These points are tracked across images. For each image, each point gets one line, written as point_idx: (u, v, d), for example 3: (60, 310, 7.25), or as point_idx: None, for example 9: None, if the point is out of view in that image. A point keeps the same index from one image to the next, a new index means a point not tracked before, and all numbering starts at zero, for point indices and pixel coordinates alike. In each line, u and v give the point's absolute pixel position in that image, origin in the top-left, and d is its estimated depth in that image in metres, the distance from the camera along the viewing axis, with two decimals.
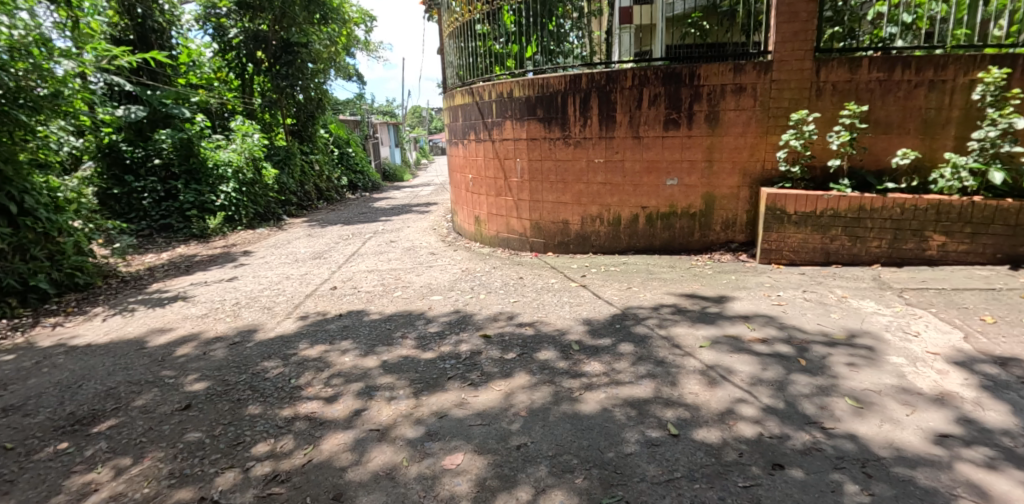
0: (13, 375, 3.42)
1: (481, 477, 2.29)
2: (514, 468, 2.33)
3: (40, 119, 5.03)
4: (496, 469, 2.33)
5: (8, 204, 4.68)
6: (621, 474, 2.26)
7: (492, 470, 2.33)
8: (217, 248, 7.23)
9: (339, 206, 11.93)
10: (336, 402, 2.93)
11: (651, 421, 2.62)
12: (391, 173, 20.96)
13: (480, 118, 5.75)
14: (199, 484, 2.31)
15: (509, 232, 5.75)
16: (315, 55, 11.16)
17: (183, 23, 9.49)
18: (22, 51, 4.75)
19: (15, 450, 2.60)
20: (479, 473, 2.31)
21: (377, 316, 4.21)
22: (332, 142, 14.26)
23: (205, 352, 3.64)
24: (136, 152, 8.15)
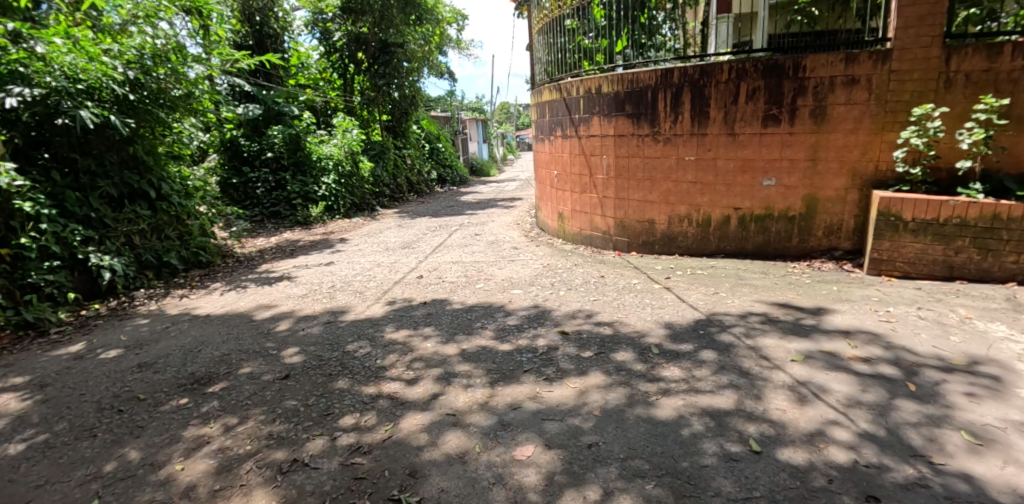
0: (148, 336, 3.97)
1: (550, 471, 2.31)
2: (583, 467, 2.32)
3: (176, 116, 5.75)
4: (565, 465, 2.34)
5: (149, 190, 5.46)
6: (694, 486, 2.16)
7: (561, 465, 2.34)
8: (318, 234, 7.87)
9: (429, 199, 12.46)
10: (417, 385, 3.08)
11: (731, 434, 2.48)
12: (478, 167, 21.57)
13: (567, 114, 5.73)
14: (292, 447, 2.54)
15: (593, 230, 5.67)
16: (411, 55, 11.59)
17: (294, 28, 10.39)
18: (162, 57, 5.38)
19: (146, 401, 3.02)
20: (547, 467, 2.33)
21: (458, 306, 4.36)
22: (423, 137, 14.95)
23: (302, 329, 4.00)
24: (252, 146, 9.19)
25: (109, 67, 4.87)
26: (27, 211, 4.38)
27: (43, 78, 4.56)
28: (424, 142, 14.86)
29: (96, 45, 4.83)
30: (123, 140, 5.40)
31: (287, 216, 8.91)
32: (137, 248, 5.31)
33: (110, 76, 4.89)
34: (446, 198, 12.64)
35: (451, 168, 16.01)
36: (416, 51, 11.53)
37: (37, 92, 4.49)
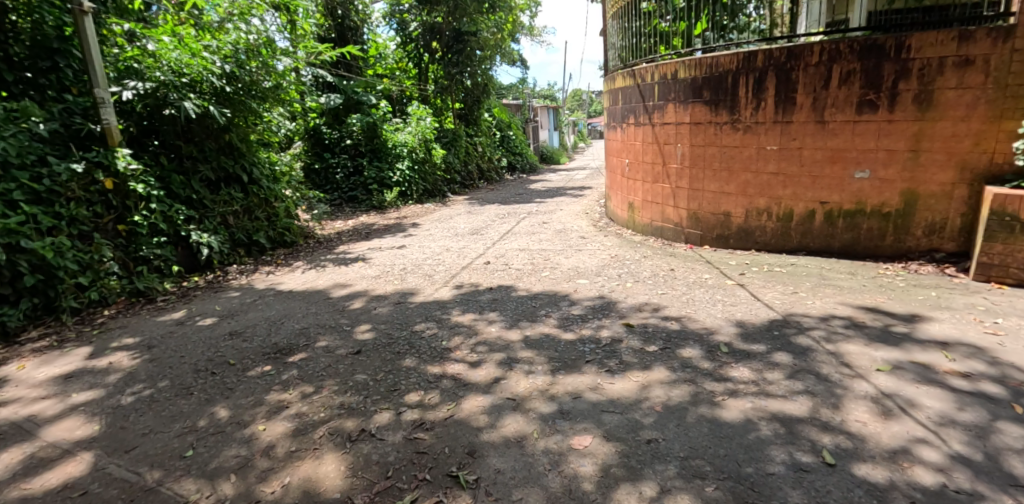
0: (239, 306, 4.39)
1: (606, 463, 2.28)
2: (641, 462, 2.27)
3: (266, 107, 6.22)
4: (622, 459, 2.30)
5: (241, 174, 6.04)
6: (757, 493, 2.06)
7: (619, 459, 2.30)
8: (391, 218, 8.23)
9: (499, 186, 12.62)
10: (479, 368, 3.16)
11: (803, 443, 2.33)
12: (548, 154, 21.47)
13: (641, 101, 5.56)
14: (361, 418, 2.65)
15: (664, 221, 5.49)
16: (483, 43, 11.59)
17: (373, 20, 11.02)
18: (255, 52, 5.87)
19: (236, 366, 3.29)
20: (604, 458, 2.30)
21: (523, 293, 4.41)
22: (495, 125, 15.10)
23: (373, 308, 4.23)
24: (333, 134, 9.90)
25: (208, 62, 5.38)
26: (140, 192, 4.95)
27: (154, 73, 5.23)
28: (495, 129, 15.00)
29: (197, 42, 5.41)
30: (220, 129, 5.88)
31: (364, 201, 9.40)
32: (232, 227, 5.86)
33: (210, 70, 5.42)
34: (516, 185, 12.73)
35: (522, 156, 16.06)
36: (488, 39, 11.56)
37: (148, 85, 5.13)
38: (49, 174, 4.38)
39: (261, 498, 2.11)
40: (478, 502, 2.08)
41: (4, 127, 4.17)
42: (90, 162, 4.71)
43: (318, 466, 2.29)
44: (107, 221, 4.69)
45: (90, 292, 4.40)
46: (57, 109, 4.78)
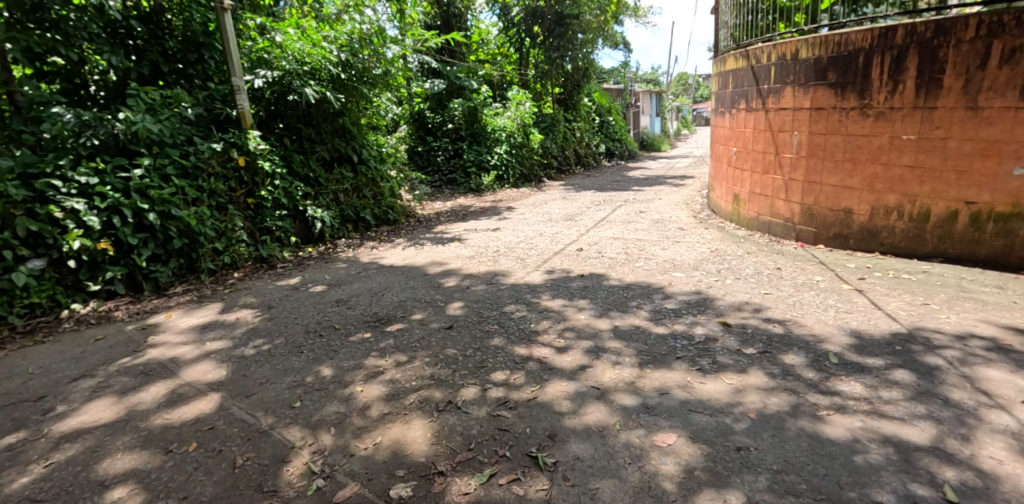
0: (347, 277, 4.76)
1: (689, 464, 1.92)
2: (728, 469, 1.89)
3: (376, 92, 6.64)
4: (708, 462, 1.93)
5: (352, 155, 6.53)
6: None
7: (705, 462, 1.93)
8: (487, 201, 8.43)
9: (595, 173, 12.36)
10: (566, 354, 2.77)
11: (920, 475, 1.85)
12: (649, 142, 20.63)
13: (754, 84, 5.17)
14: (448, 389, 2.47)
15: (773, 216, 5.09)
16: (586, 26, 11.41)
17: (477, 7, 11.34)
18: (367, 40, 6.26)
19: (341, 330, 3.41)
20: (688, 459, 1.95)
21: (616, 283, 3.89)
22: (593, 110, 14.80)
23: (468, 286, 4.08)
24: (436, 118, 10.21)
25: (327, 51, 5.88)
26: (267, 170, 5.58)
27: (280, 63, 5.76)
28: (594, 115, 14.69)
29: (317, 33, 5.90)
30: (335, 113, 6.40)
31: (462, 183, 9.76)
32: (343, 204, 6.36)
33: (328, 58, 5.91)
34: (613, 172, 12.38)
35: (620, 142, 15.59)
36: (591, 22, 11.35)
37: (275, 74, 5.69)
38: (195, 153, 5.12)
39: (354, 452, 2.08)
40: (555, 486, 1.84)
41: (162, 112, 4.99)
42: (227, 142, 5.41)
43: (406, 430, 2.19)
44: (239, 194, 5.36)
45: (224, 256, 5.05)
46: (203, 97, 5.61)
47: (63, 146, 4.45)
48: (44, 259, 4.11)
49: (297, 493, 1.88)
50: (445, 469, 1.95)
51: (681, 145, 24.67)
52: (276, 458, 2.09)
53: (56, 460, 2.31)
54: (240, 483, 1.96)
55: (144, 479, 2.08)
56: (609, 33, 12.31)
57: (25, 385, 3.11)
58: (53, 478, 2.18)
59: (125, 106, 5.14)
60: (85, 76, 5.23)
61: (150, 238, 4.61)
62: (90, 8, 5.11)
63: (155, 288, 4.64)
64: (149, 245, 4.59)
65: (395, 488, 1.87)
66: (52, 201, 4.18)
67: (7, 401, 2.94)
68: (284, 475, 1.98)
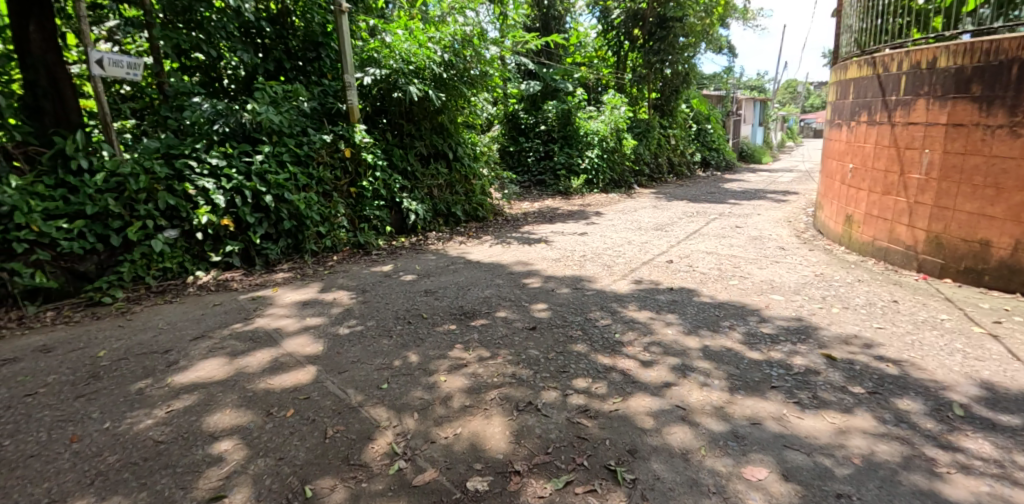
0: (436, 269, 4.94)
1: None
2: None
3: (474, 92, 6.83)
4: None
5: (448, 151, 6.76)
6: None
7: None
8: (575, 205, 8.38)
9: (687, 183, 11.90)
10: (650, 368, 2.69)
11: None
12: (748, 153, 19.51)
13: (880, 95, 4.72)
14: (529, 390, 2.49)
15: (892, 242, 4.62)
16: (689, 29, 10.97)
17: (578, 9, 11.41)
18: (469, 41, 6.42)
19: (428, 320, 3.53)
20: (779, 498, 1.81)
21: (708, 299, 3.72)
22: (690, 116, 14.27)
23: (552, 289, 4.08)
24: (529, 119, 10.36)
25: (431, 51, 6.09)
26: (370, 162, 5.91)
27: (388, 62, 6.10)
28: (691, 122, 14.14)
29: (424, 34, 6.16)
30: (436, 111, 6.64)
31: (551, 185, 9.78)
32: (436, 199, 6.60)
33: (432, 58, 6.14)
34: (708, 183, 11.83)
35: (717, 151, 14.89)
36: (695, 25, 10.92)
37: (383, 72, 6.04)
38: (309, 143, 5.55)
39: (435, 439, 2.15)
40: None
41: (283, 105, 5.48)
42: (336, 134, 5.82)
43: (486, 425, 2.23)
44: (344, 183, 5.73)
45: (326, 240, 5.41)
46: (318, 92, 6.08)
47: (199, 131, 5.02)
48: (177, 230, 4.65)
49: (381, 470, 1.98)
50: (522, 469, 1.96)
51: (785, 158, 23.08)
52: (363, 434, 2.21)
53: (175, 407, 2.60)
54: (330, 452, 2.09)
55: (247, 436, 2.27)
56: (715, 37, 11.73)
57: (155, 338, 3.53)
58: (173, 423, 2.45)
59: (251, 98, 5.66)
60: (220, 70, 5.89)
61: (264, 218, 5.06)
62: (228, 10, 5.66)
63: (265, 264, 5.07)
64: (263, 224, 5.04)
65: (472, 480, 1.91)
66: (188, 179, 4.73)
67: (140, 350, 3.36)
68: (369, 451, 2.09)
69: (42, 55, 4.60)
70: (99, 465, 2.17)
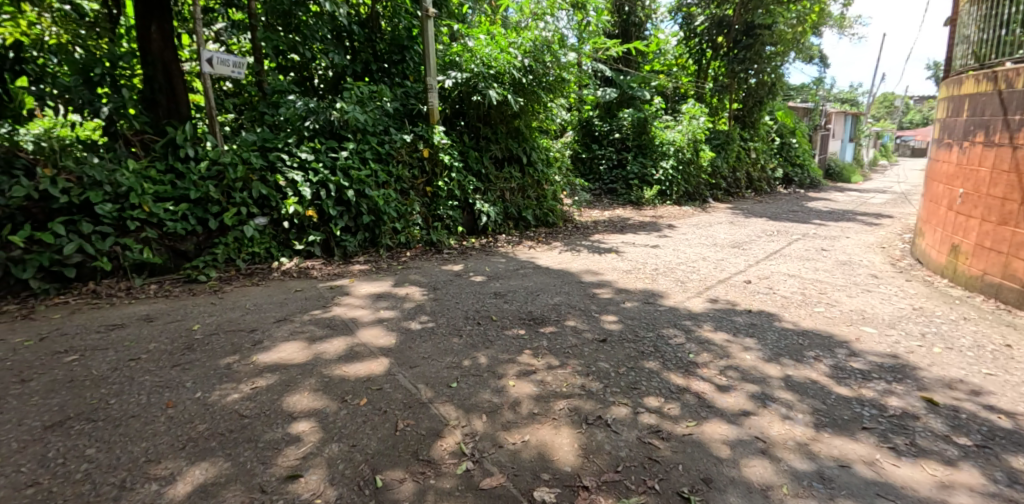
0: (505, 271, 4.98)
1: None
2: None
3: (552, 98, 6.78)
4: None
5: (522, 156, 6.80)
6: None
7: None
8: (646, 216, 8.19)
9: (767, 199, 11.31)
10: (727, 393, 2.57)
11: None
12: (835, 171, 18.29)
13: (1002, 115, 4.25)
14: (599, 404, 2.45)
15: (1007, 279, 4.14)
16: (778, 37, 10.29)
17: (660, 15, 11.15)
18: (549, 47, 6.44)
19: (497, 323, 3.56)
20: None
21: (790, 326, 3.51)
22: (773, 129, 13.58)
23: (623, 301, 4.00)
24: (603, 127, 10.27)
25: (512, 56, 6.17)
26: (446, 163, 6.05)
27: (469, 65, 6.26)
28: (774, 135, 13.44)
29: (505, 40, 6.25)
30: (512, 115, 6.70)
31: (622, 194, 9.63)
32: (507, 202, 6.66)
33: (513, 63, 6.20)
34: (790, 201, 11.18)
35: (801, 167, 14.05)
36: (785, 33, 10.17)
37: (464, 76, 6.18)
38: (390, 142, 5.77)
39: (503, 444, 2.16)
40: None
41: (368, 104, 5.73)
42: (416, 135, 6.01)
43: (554, 435, 2.22)
44: (420, 182, 5.91)
45: (401, 236, 5.60)
46: (400, 93, 6.30)
47: (292, 127, 5.38)
48: (266, 218, 4.97)
49: (449, 469, 2.02)
50: (590, 485, 1.93)
51: (877, 178, 21.43)
52: (432, 430, 2.26)
53: (259, 385, 2.77)
54: (400, 445, 2.16)
55: (323, 419, 2.39)
56: (809, 46, 10.83)
57: (243, 317, 3.79)
58: (256, 399, 2.62)
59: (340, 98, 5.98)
60: (312, 71, 6.28)
61: (345, 212, 5.31)
62: (325, 15, 6.16)
63: (343, 256, 5.31)
64: (344, 217, 5.29)
65: (539, 490, 1.90)
66: (280, 171, 5.05)
67: (230, 327, 3.61)
68: (437, 448, 2.14)
69: (160, 54, 5.07)
70: (191, 432, 2.36)
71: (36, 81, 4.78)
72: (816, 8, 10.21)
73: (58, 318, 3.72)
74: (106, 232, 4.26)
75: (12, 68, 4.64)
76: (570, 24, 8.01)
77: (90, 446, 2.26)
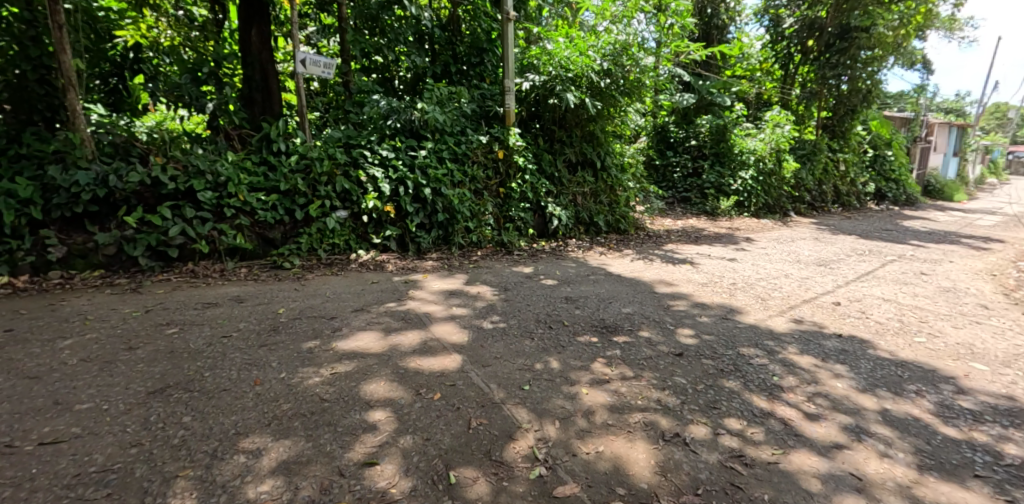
0: (576, 276, 4.94)
1: None
2: None
3: (627, 101, 6.58)
4: None
5: (596, 160, 6.73)
6: None
7: None
8: (722, 227, 7.87)
9: (856, 215, 10.55)
10: (816, 422, 2.42)
11: None
12: (934, 188, 16.77)
13: None
14: (677, 421, 2.37)
15: None
16: (877, 40, 9.54)
17: (744, 17, 10.68)
18: (630, 48, 6.32)
19: (569, 328, 3.54)
20: None
21: (886, 355, 3.25)
22: (865, 140, 12.66)
23: (699, 315, 3.86)
24: (679, 133, 10.01)
25: (591, 59, 6.11)
26: (519, 165, 6.09)
27: (546, 68, 6.30)
28: (866, 146, 12.52)
29: (585, 43, 6.20)
30: (588, 119, 6.63)
31: (697, 204, 9.32)
32: (579, 206, 6.61)
33: (591, 66, 6.14)
34: (883, 218, 10.36)
35: (896, 182, 12.98)
36: (885, 35, 9.43)
37: (542, 78, 6.23)
38: (466, 143, 5.91)
39: (577, 453, 2.15)
40: None
41: (447, 105, 5.88)
42: (491, 136, 6.11)
43: (630, 449, 2.18)
44: (494, 183, 5.99)
45: (473, 235, 5.69)
46: (477, 95, 6.41)
47: (374, 125, 5.62)
48: (347, 211, 5.21)
49: (521, 472, 2.03)
50: None
51: (985, 197, 19.41)
52: (505, 432, 2.28)
53: (339, 371, 2.91)
54: (473, 443, 2.20)
55: (398, 410, 2.47)
56: (913, 50, 10.01)
57: (324, 304, 4.00)
58: (336, 385, 2.75)
59: (420, 98, 6.18)
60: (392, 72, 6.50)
61: (421, 208, 5.47)
62: (409, 19, 6.38)
63: (417, 251, 5.46)
64: (419, 214, 5.45)
65: None
66: (362, 167, 5.28)
67: (312, 313, 3.82)
68: (510, 450, 2.15)
69: (258, 54, 5.43)
70: (276, 410, 2.51)
71: (151, 79, 5.34)
72: (922, 8, 9.40)
73: (162, 293, 4.08)
74: (205, 217, 4.63)
75: (132, 67, 5.24)
76: (650, 27, 7.87)
77: (186, 414, 2.46)
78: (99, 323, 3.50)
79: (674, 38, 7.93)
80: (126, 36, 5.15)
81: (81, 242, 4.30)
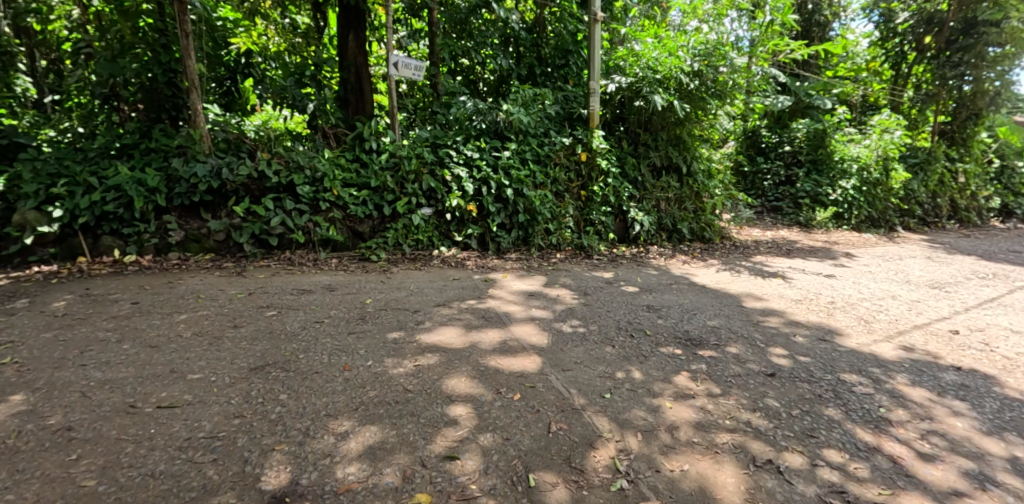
0: (658, 285, 4.81)
1: None
2: None
3: (716, 103, 6.26)
4: None
5: (682, 165, 6.50)
6: None
7: None
8: (818, 240, 7.35)
9: (977, 233, 9.45)
10: (932, 464, 2.20)
11: None
12: None
13: None
14: (770, 447, 2.25)
15: None
16: (1010, 35, 8.42)
17: (851, 13, 9.91)
18: (723, 49, 6.08)
19: (651, 338, 3.46)
20: None
21: (1017, 395, 2.90)
22: (992, 149, 11.30)
23: (793, 334, 3.63)
24: (772, 138, 9.50)
25: (681, 61, 5.93)
26: (602, 168, 6.02)
27: (632, 69, 6.23)
28: (992, 156, 11.18)
29: (674, 43, 6.03)
30: (676, 122, 6.41)
31: (789, 214, 8.78)
32: (662, 211, 6.43)
33: (681, 68, 5.95)
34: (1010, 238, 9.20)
35: None
36: (1019, 29, 8.33)
37: (628, 80, 6.16)
38: (550, 145, 5.94)
39: (659, 469, 2.10)
40: None
41: (531, 107, 5.94)
42: (575, 138, 6.10)
43: (717, 471, 2.10)
44: (575, 185, 5.97)
45: (553, 237, 5.69)
46: (561, 97, 6.41)
47: (460, 126, 5.78)
48: (432, 209, 5.39)
49: (601, 483, 2.01)
50: None
51: None
52: (585, 439, 2.27)
53: (422, 363, 3.02)
54: (552, 447, 2.21)
55: (478, 407, 2.53)
56: None
57: (408, 298, 4.16)
58: (420, 377, 2.85)
59: (506, 99, 6.28)
60: (478, 74, 6.62)
61: (503, 209, 5.56)
62: (498, 23, 6.51)
63: (497, 250, 5.54)
64: (501, 214, 5.54)
65: None
66: (448, 167, 5.45)
67: (396, 305, 4.00)
68: (590, 459, 2.14)
69: (353, 59, 5.81)
70: (363, 396, 2.65)
71: (258, 82, 5.79)
72: None
73: (263, 278, 4.43)
74: (303, 210, 4.97)
75: (243, 72, 5.74)
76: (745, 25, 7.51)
77: (283, 392, 2.66)
78: (210, 301, 3.86)
79: (772, 37, 7.49)
80: (238, 43, 5.53)
81: (197, 227, 4.76)
